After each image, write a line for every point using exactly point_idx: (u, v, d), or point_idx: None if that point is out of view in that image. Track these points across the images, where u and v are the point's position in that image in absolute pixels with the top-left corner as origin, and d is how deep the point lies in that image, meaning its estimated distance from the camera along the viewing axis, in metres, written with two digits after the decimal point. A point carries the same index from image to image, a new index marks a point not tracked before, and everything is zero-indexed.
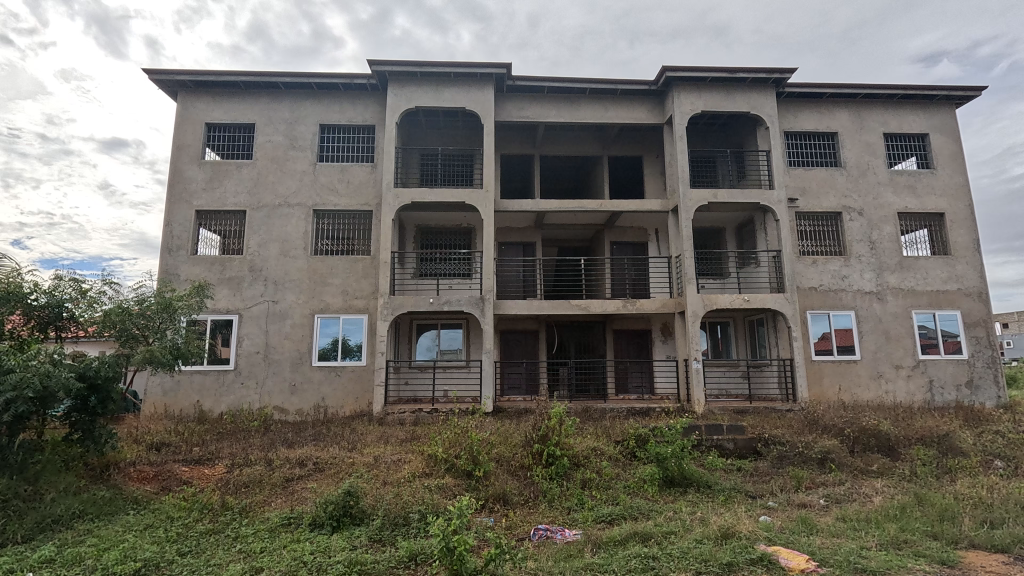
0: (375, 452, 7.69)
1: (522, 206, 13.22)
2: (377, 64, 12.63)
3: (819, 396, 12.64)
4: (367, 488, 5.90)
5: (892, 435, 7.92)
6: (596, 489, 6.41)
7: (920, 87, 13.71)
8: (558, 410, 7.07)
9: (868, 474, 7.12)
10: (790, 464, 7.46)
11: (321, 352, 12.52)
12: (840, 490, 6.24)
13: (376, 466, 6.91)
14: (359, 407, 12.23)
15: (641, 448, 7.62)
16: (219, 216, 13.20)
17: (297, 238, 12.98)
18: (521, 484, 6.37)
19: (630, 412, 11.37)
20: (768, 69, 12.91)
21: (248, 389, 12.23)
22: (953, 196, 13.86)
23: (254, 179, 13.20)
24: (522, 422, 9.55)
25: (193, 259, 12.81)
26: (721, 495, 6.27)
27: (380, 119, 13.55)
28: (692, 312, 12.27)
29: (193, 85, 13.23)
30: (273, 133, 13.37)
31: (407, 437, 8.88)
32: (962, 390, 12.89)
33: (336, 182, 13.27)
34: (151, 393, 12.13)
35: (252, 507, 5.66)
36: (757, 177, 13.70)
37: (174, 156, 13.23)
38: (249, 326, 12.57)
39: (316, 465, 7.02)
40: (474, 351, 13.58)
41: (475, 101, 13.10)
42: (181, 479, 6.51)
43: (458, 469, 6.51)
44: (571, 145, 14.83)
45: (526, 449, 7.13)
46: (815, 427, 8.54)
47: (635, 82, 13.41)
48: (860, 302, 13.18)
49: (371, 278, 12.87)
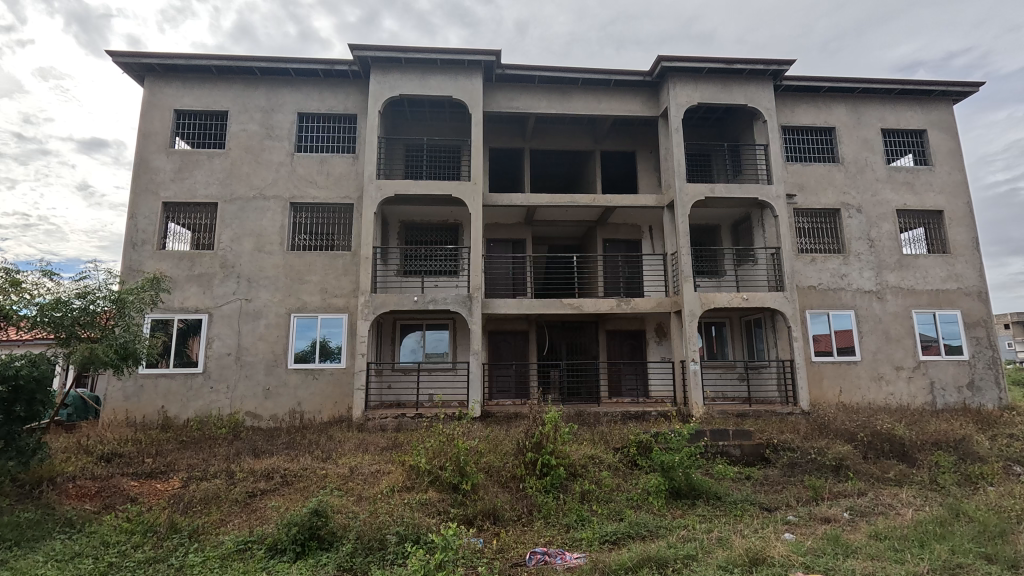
0: (350, 462, 6.97)
1: (511, 200, 12.61)
2: (359, 50, 11.95)
3: (819, 398, 12.20)
4: (340, 505, 5.20)
5: (908, 440, 7.41)
6: (596, 503, 5.79)
7: (918, 82, 13.42)
8: (553, 415, 6.43)
9: (886, 483, 6.59)
10: (802, 472, 6.92)
11: (298, 354, 11.75)
12: (864, 501, 5.71)
13: (351, 479, 6.21)
14: (338, 413, 11.47)
15: (643, 457, 7.03)
16: (189, 209, 12.37)
17: (273, 232, 12.20)
18: (513, 498, 5.74)
19: (627, 417, 10.81)
20: (766, 60, 12.49)
21: (218, 394, 11.42)
22: (951, 194, 13.57)
23: (226, 169, 12.40)
24: (512, 427, 8.89)
25: (159, 255, 11.96)
26: (735, 507, 5.71)
27: (362, 108, 12.85)
28: (690, 312, 11.74)
29: (161, 69, 12.41)
30: (248, 122, 12.59)
31: (388, 445, 8.21)
32: (964, 392, 12.55)
33: (314, 174, 12.52)
34: (111, 398, 11.24)
35: (205, 529, 4.94)
36: (755, 172, 13.26)
37: (140, 144, 12.37)
38: (219, 327, 11.74)
39: (284, 478, 6.29)
40: (461, 352, 12.91)
41: (464, 89, 12.47)
42: (129, 496, 5.75)
43: (443, 481, 5.83)
44: (562, 139, 14.29)
45: (518, 458, 6.51)
46: (824, 432, 8.05)
47: (629, 73, 12.90)
48: (860, 301, 12.79)
49: (352, 275, 12.12)
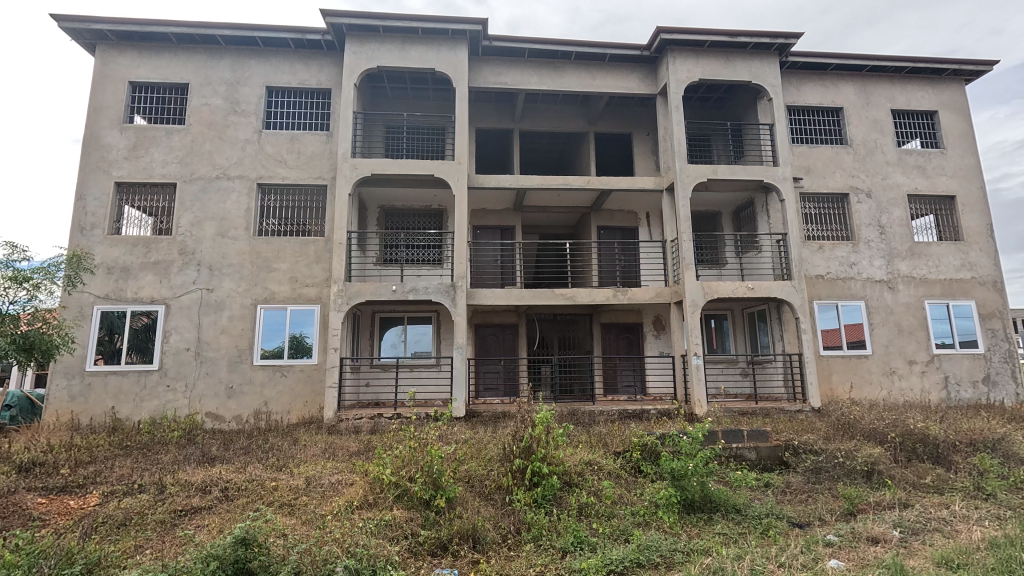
0: (308, 472, 5.99)
1: (499, 182, 11.65)
2: (332, 16, 10.89)
3: (828, 394, 11.41)
4: (281, 531, 4.26)
5: (943, 441, 6.58)
6: (596, 520, 4.89)
7: (930, 60, 12.67)
8: (544, 415, 5.46)
9: (924, 490, 5.77)
10: (830, 479, 6.08)
11: (265, 351, 10.71)
12: (912, 515, 4.84)
13: (305, 493, 5.24)
14: (308, 413, 10.46)
15: (649, 463, 6.14)
16: (145, 190, 11.26)
17: (238, 215, 11.12)
18: (496, 514, 4.83)
19: (624, 416, 9.97)
20: (773, 33, 11.64)
21: (175, 393, 10.35)
22: (964, 178, 12.83)
23: (186, 146, 11.30)
24: (500, 429, 8.00)
25: (110, 240, 10.83)
26: (759, 523, 4.85)
27: (336, 82, 11.82)
28: (691, 302, 10.83)
29: (114, 37, 11.29)
30: (211, 95, 11.49)
31: (359, 449, 7.27)
32: (979, 387, 11.83)
33: (284, 152, 11.46)
34: (55, 399, 10.14)
35: (106, 563, 3.91)
36: (758, 154, 12.43)
37: (89, 119, 11.23)
38: (177, 319, 10.66)
39: (224, 492, 5.30)
40: (444, 348, 11.93)
41: (447, 62, 11.49)
42: (30, 517, 4.73)
43: (413, 497, 4.86)
44: (554, 119, 13.36)
45: (505, 465, 5.59)
46: (846, 432, 7.20)
47: (626, 47, 11.99)
48: (871, 291, 12.02)
49: (324, 263, 11.08)
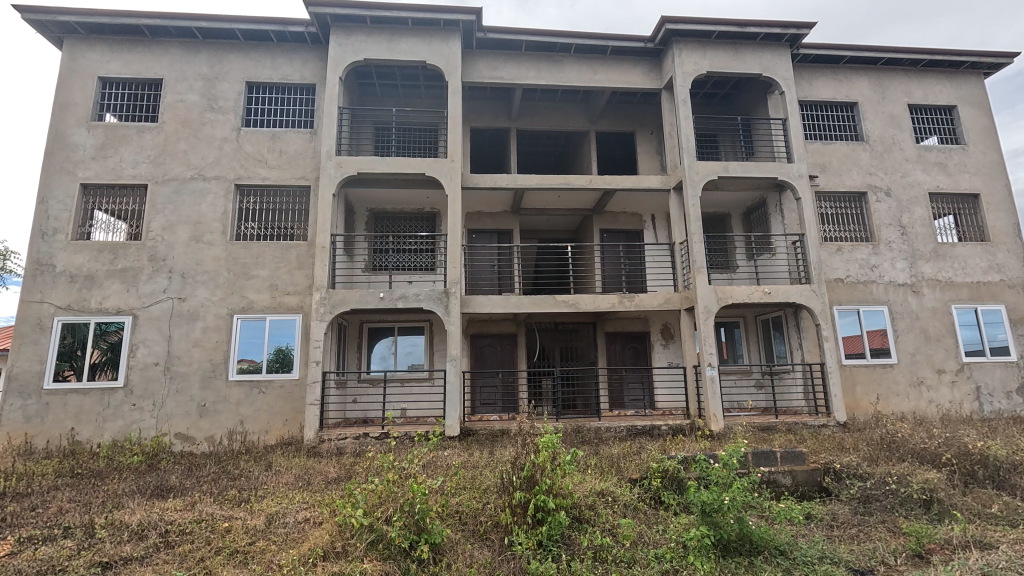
0: (272, 507, 5.10)
1: (495, 181, 10.86)
2: (316, 5, 10.18)
3: (851, 407, 10.57)
4: None
5: (1009, 463, 5.72)
6: (614, 568, 4.03)
7: (948, 52, 12.02)
8: (547, 437, 4.59)
9: (994, 522, 4.91)
10: (882, 510, 5.23)
11: (242, 365, 9.83)
12: (1001, 559, 4.00)
13: (263, 537, 4.37)
14: (288, 433, 9.56)
15: (672, 493, 5.29)
16: (115, 192, 10.45)
17: (214, 219, 10.31)
18: (493, 562, 4.01)
19: (632, 433, 9.15)
20: (784, 23, 10.98)
21: (142, 413, 9.45)
22: (987, 175, 12.12)
23: (159, 146, 10.52)
24: (501, 452, 7.10)
25: (73, 246, 9.98)
26: (812, 572, 3.99)
27: (322, 77, 11.10)
28: (704, 308, 9.97)
29: (83, 31, 10.56)
30: (186, 91, 10.74)
31: (338, 476, 6.39)
32: (1013, 397, 11.01)
33: (265, 152, 10.69)
34: (8, 421, 9.21)
35: None
36: (770, 151, 11.71)
37: (55, 116, 10.45)
38: (146, 331, 9.79)
39: (164, 537, 4.40)
40: (438, 360, 11.09)
41: (439, 55, 10.78)
42: None
43: (390, 545, 3.98)
44: (552, 117, 12.65)
45: (503, 498, 4.72)
46: (890, 453, 6.37)
47: (629, 38, 11.29)
48: (894, 296, 11.22)
49: (307, 269, 10.26)
